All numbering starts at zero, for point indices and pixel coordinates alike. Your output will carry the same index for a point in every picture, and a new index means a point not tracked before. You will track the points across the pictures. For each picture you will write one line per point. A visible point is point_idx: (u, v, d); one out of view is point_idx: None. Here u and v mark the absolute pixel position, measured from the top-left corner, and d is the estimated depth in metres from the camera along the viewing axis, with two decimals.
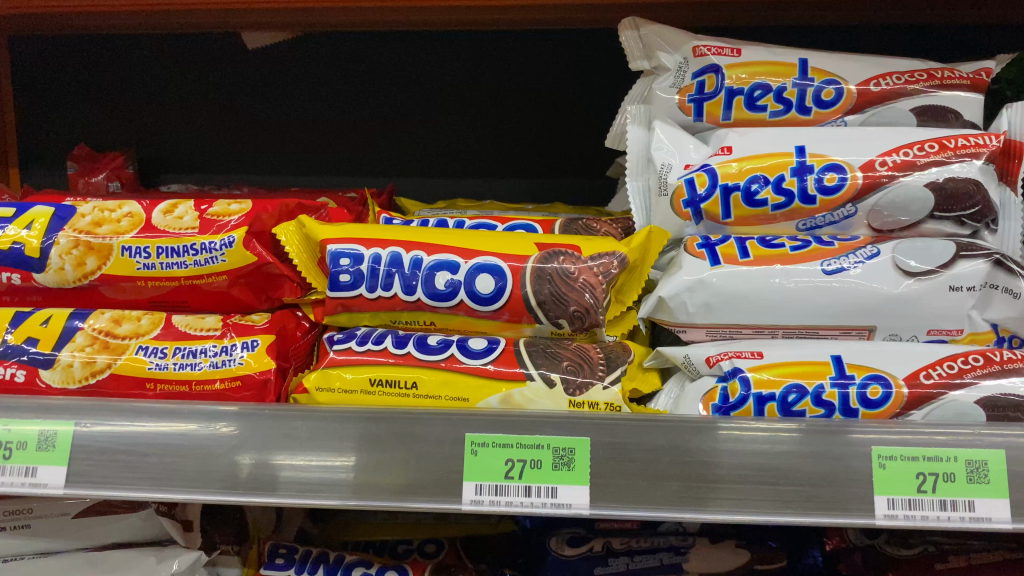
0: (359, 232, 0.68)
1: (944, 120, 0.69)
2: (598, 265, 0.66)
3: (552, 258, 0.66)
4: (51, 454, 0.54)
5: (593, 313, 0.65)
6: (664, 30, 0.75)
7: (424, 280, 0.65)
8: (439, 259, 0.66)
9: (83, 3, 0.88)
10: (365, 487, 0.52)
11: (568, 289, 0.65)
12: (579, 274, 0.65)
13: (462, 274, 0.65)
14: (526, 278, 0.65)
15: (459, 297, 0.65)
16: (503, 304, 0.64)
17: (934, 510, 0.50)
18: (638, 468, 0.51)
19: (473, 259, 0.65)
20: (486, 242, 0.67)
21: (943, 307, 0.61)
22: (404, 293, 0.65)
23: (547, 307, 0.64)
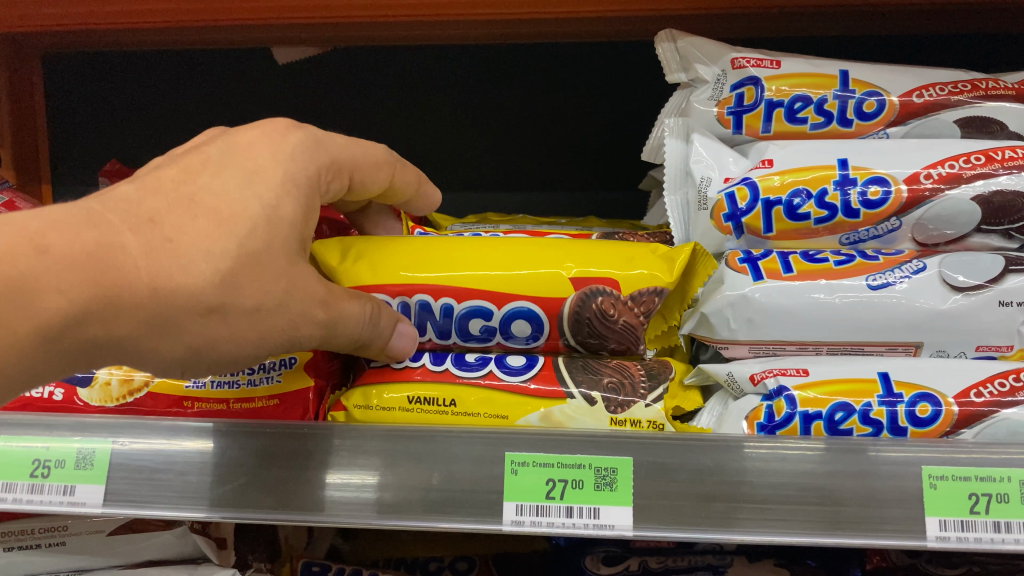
0: (387, 273, 0.64)
1: (988, 131, 0.68)
2: (639, 304, 0.63)
3: (591, 298, 0.63)
4: (88, 473, 0.53)
5: (632, 344, 0.65)
6: (701, 41, 0.75)
7: (456, 325, 0.64)
8: (471, 306, 0.63)
9: (117, 21, 0.89)
10: (404, 507, 0.51)
11: (607, 331, 0.63)
12: (619, 316, 0.63)
13: (496, 319, 0.63)
14: (564, 321, 0.63)
15: (495, 338, 0.64)
16: (541, 343, 0.65)
17: (988, 532, 0.48)
18: (683, 488, 0.50)
19: (507, 306, 0.63)
20: (519, 278, 0.63)
21: (993, 323, 0.59)
22: (438, 335, 0.65)
23: (584, 343, 0.64)
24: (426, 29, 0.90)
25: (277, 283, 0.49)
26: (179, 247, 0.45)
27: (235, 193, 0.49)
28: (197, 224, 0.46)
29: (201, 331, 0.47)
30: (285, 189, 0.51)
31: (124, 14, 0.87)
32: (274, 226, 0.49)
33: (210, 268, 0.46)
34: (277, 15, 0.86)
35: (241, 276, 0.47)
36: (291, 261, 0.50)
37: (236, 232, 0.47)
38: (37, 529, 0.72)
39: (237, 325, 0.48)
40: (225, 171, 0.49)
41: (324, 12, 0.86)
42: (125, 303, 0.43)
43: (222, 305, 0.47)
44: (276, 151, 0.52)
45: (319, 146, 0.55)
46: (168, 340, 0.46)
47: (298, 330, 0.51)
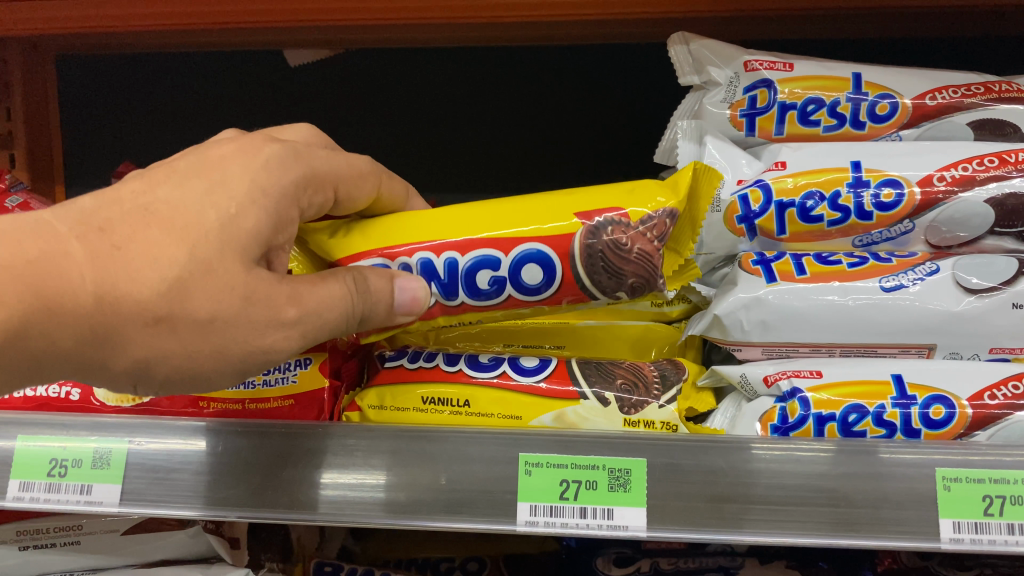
0: (380, 240, 0.62)
1: (1002, 133, 0.68)
2: (651, 229, 0.60)
3: (599, 230, 0.60)
4: (106, 472, 0.54)
5: (653, 280, 0.61)
6: (715, 44, 0.75)
7: (463, 282, 0.61)
8: (476, 257, 0.60)
9: (130, 23, 0.89)
10: (417, 507, 0.51)
11: (622, 264, 0.60)
12: (632, 244, 0.59)
13: (505, 267, 0.60)
14: (577, 258, 0.60)
15: (506, 289, 0.61)
16: (557, 285, 0.61)
17: (1002, 533, 0.48)
18: (697, 489, 0.50)
19: (514, 251, 0.60)
20: (517, 220, 0.61)
21: (1006, 325, 0.59)
22: (445, 298, 0.62)
23: (603, 287, 0.61)
24: (438, 31, 0.91)
25: (235, 294, 0.45)
26: (127, 255, 0.44)
27: (196, 205, 0.46)
28: (148, 233, 0.44)
29: (151, 344, 0.44)
30: (255, 200, 0.48)
31: (138, 16, 0.87)
32: (235, 235, 0.46)
33: (156, 277, 0.44)
34: (289, 18, 0.87)
35: (191, 288, 0.44)
36: (254, 271, 0.47)
37: (189, 241, 0.45)
38: (51, 528, 0.72)
39: (191, 339, 0.45)
40: (188, 182, 0.47)
41: (337, 15, 0.86)
42: (62, 311, 0.42)
43: (171, 316, 0.44)
44: (251, 162, 0.49)
45: (297, 157, 0.52)
46: (116, 354, 0.45)
47: (266, 337, 0.47)
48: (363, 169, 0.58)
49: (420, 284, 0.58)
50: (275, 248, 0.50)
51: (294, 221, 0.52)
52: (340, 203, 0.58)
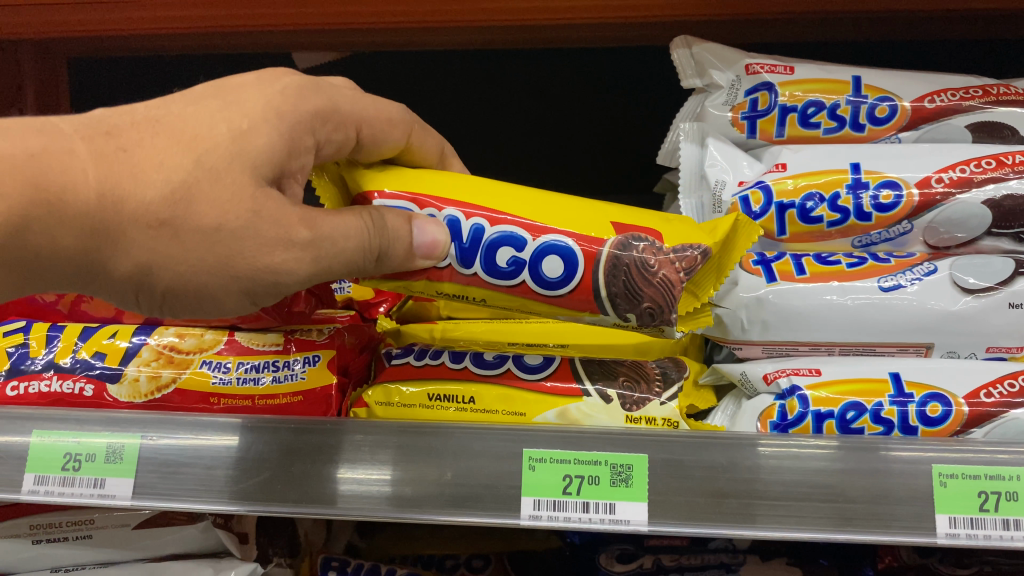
0: (416, 188, 0.59)
1: (1000, 137, 0.69)
2: (680, 259, 0.58)
3: (631, 245, 0.57)
4: (119, 466, 0.55)
5: (667, 311, 0.58)
6: (717, 47, 0.76)
7: (483, 253, 0.57)
8: (504, 231, 0.57)
9: (140, 26, 0.90)
10: (422, 500, 0.53)
11: (643, 284, 0.57)
12: (659, 268, 0.57)
13: (528, 253, 0.57)
14: (600, 266, 0.57)
15: (522, 278, 0.58)
16: (570, 291, 0.58)
17: (996, 529, 0.49)
18: (698, 485, 0.51)
19: (542, 239, 0.57)
20: (559, 212, 0.58)
21: (1003, 325, 0.60)
22: (459, 264, 0.58)
23: (617, 301, 0.58)
24: (442, 36, 0.92)
25: (241, 205, 0.46)
26: (134, 157, 0.45)
27: (208, 118, 0.48)
28: (156, 140, 0.46)
29: (153, 248, 0.45)
30: (268, 118, 0.49)
31: (148, 19, 0.89)
32: (243, 147, 0.47)
33: (162, 180, 0.45)
34: (294, 22, 0.88)
35: (196, 192, 0.45)
36: (262, 187, 0.47)
37: (197, 151, 0.46)
38: (64, 522, 0.73)
39: (193, 246, 0.46)
40: (205, 102, 0.49)
41: (341, 20, 0.87)
42: (64, 206, 0.44)
43: (173, 222, 0.45)
44: (269, 87, 0.51)
45: (317, 91, 0.54)
46: (119, 257, 0.46)
47: (274, 256, 0.47)
48: (390, 115, 0.59)
49: (441, 229, 0.56)
50: (289, 174, 0.50)
51: (310, 153, 0.52)
52: (364, 148, 0.58)
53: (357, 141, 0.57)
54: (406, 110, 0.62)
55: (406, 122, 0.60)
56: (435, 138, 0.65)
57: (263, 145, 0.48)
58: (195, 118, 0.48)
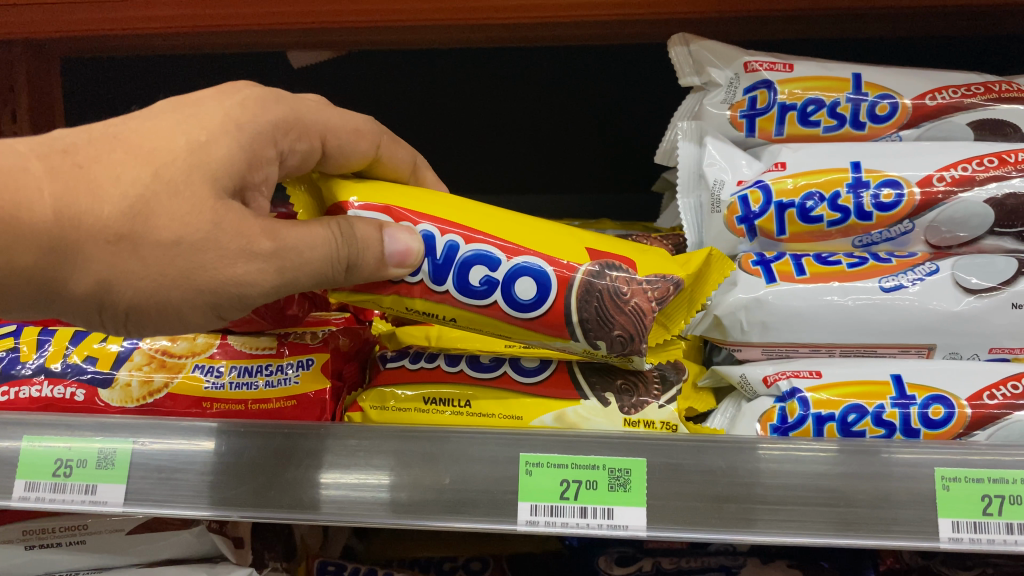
0: (388, 199, 0.58)
1: (1002, 133, 0.68)
2: (652, 289, 0.58)
3: (605, 272, 0.58)
4: (110, 472, 0.55)
5: (638, 340, 0.57)
6: (716, 45, 0.75)
7: (456, 270, 0.57)
8: (478, 249, 0.57)
9: (132, 26, 0.89)
10: (417, 506, 0.52)
11: (615, 311, 0.57)
12: (631, 297, 0.57)
13: (501, 273, 0.57)
14: (572, 291, 0.57)
15: (493, 299, 0.57)
16: (537, 318, 0.57)
17: (1000, 533, 0.49)
18: (697, 489, 0.50)
19: (516, 259, 0.57)
20: (534, 235, 0.58)
21: (1006, 325, 0.59)
22: (431, 281, 0.57)
23: (589, 327, 0.57)
24: (433, 35, 0.91)
25: (202, 218, 0.45)
26: (90, 174, 0.44)
27: (165, 131, 0.47)
28: (113, 155, 0.45)
29: (113, 264, 0.44)
30: (227, 131, 0.49)
31: (138, 19, 0.88)
32: (203, 158, 0.47)
33: (119, 194, 0.44)
34: (288, 21, 0.87)
35: (155, 206, 0.45)
36: (222, 200, 0.47)
37: (156, 164, 0.45)
38: (57, 528, 0.73)
39: (155, 260, 0.45)
40: (161, 116, 0.48)
41: (335, 18, 0.86)
42: (21, 224, 0.42)
43: (133, 236, 0.44)
44: (227, 99, 0.51)
45: (279, 101, 0.54)
46: (79, 275, 0.44)
47: (236, 267, 0.46)
48: (358, 126, 0.60)
49: (414, 237, 0.55)
50: (252, 187, 0.50)
51: (273, 164, 0.52)
52: (332, 158, 0.58)
53: (325, 151, 0.57)
54: (375, 123, 0.62)
55: (375, 132, 0.61)
56: (407, 150, 0.66)
57: (223, 155, 0.48)
58: (150, 132, 0.47)
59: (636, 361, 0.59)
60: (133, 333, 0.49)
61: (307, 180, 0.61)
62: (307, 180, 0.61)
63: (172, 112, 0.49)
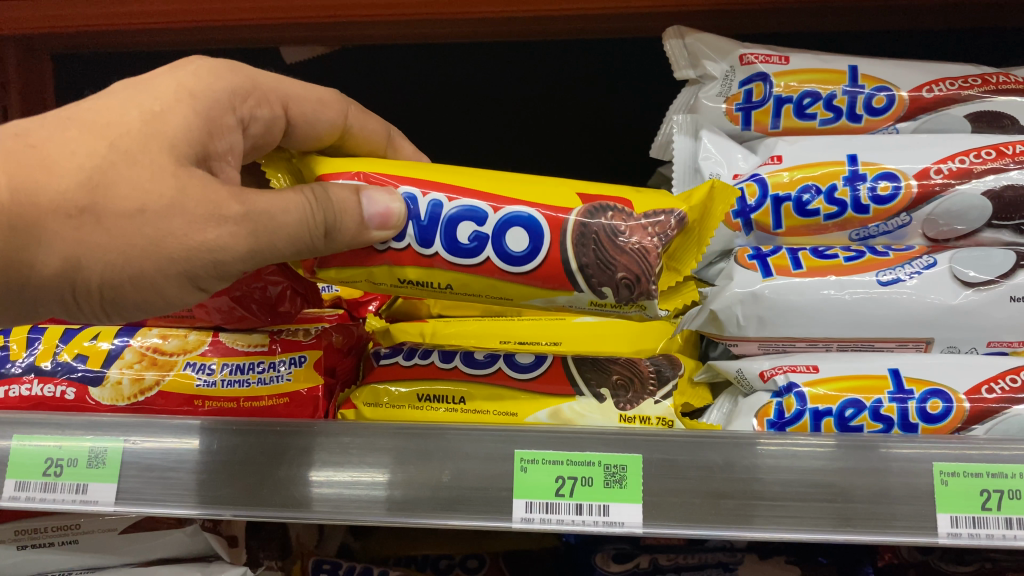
0: (363, 166, 0.58)
1: (999, 126, 0.67)
2: (652, 225, 0.57)
3: (600, 213, 0.57)
4: (101, 471, 0.54)
5: (644, 280, 0.57)
6: (709, 37, 0.75)
7: (442, 230, 0.56)
8: (462, 206, 0.57)
9: (123, 21, 0.89)
10: (410, 503, 0.51)
11: (615, 253, 0.56)
12: (630, 235, 0.57)
13: (490, 226, 0.56)
14: (568, 235, 0.56)
15: (485, 254, 0.56)
16: (538, 265, 0.56)
17: (1000, 528, 0.48)
18: (694, 485, 0.50)
19: (503, 210, 0.57)
20: (518, 188, 0.58)
21: (1005, 318, 0.59)
22: (418, 244, 0.56)
23: (589, 272, 0.56)
24: (427, 29, 0.90)
25: (164, 184, 0.47)
26: (45, 152, 0.46)
27: (118, 106, 0.49)
28: (66, 133, 0.47)
29: (79, 238, 0.46)
30: (181, 100, 0.51)
31: (128, 15, 0.87)
32: (158, 128, 0.49)
33: (76, 168, 0.46)
34: (282, 15, 0.86)
35: (114, 176, 0.46)
36: (184, 166, 0.49)
37: (110, 136, 0.47)
38: (50, 528, 0.72)
39: (120, 231, 0.46)
40: (112, 95, 0.50)
41: (329, 12, 0.86)
42: None
43: (94, 207, 0.46)
44: (181, 72, 0.54)
45: (235, 71, 0.57)
46: (45, 253, 0.46)
47: (207, 232, 0.47)
48: (320, 97, 0.63)
49: (393, 198, 0.55)
50: (216, 155, 0.52)
51: (236, 132, 0.55)
52: (299, 128, 0.61)
53: (289, 121, 0.60)
54: (340, 96, 0.66)
55: (339, 102, 0.64)
56: (377, 121, 0.68)
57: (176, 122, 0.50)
58: (103, 109, 0.49)
59: (648, 309, 0.58)
60: (110, 315, 0.51)
61: (282, 165, 0.62)
62: (282, 156, 0.63)
63: (121, 91, 0.51)
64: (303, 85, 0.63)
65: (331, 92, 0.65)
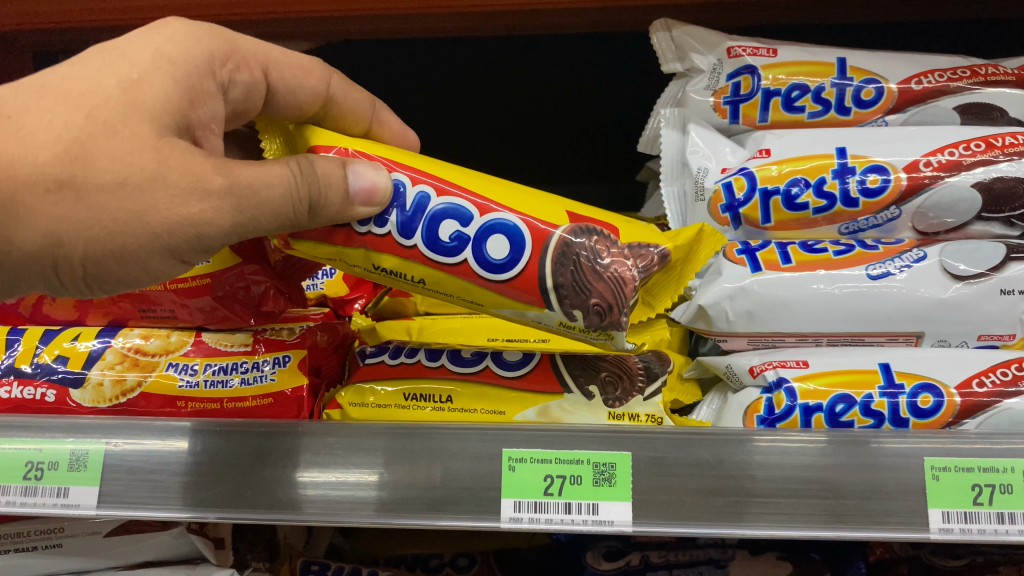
0: (349, 142, 0.57)
1: (990, 117, 0.67)
2: (635, 259, 0.56)
3: (586, 237, 0.56)
4: (83, 474, 0.53)
5: (616, 310, 0.56)
6: (698, 30, 0.74)
7: (425, 223, 0.56)
8: (449, 202, 0.56)
9: (101, 19, 0.87)
10: (395, 503, 0.51)
11: (593, 278, 0.55)
12: (611, 264, 0.56)
13: (473, 229, 0.56)
14: (547, 253, 0.55)
15: (463, 257, 0.56)
16: (511, 278, 0.55)
17: (991, 523, 0.48)
18: (683, 483, 0.49)
19: (489, 214, 0.56)
20: (511, 194, 0.57)
21: (995, 312, 0.58)
22: (399, 235, 0.56)
23: (563, 293, 0.55)
24: (414, 24, 0.89)
25: (145, 156, 0.47)
26: (19, 123, 0.46)
27: (95, 73, 0.49)
28: (43, 102, 0.47)
29: (57, 213, 0.46)
30: (160, 67, 0.51)
31: (112, 11, 0.85)
32: (136, 96, 0.49)
33: (52, 139, 0.46)
34: (265, 11, 0.85)
35: (93, 147, 0.46)
36: (165, 137, 0.48)
37: (89, 106, 0.47)
38: (33, 531, 0.71)
39: (100, 207, 0.46)
40: (85, 60, 0.50)
41: (311, 7, 0.85)
42: None
43: (73, 182, 0.45)
44: (156, 36, 0.53)
45: (213, 33, 0.57)
46: (24, 230, 0.46)
47: (190, 206, 0.47)
48: (302, 64, 0.64)
49: (381, 174, 0.54)
50: (198, 124, 0.52)
51: (215, 98, 0.55)
52: (280, 94, 0.62)
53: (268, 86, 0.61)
54: (330, 68, 0.65)
55: (322, 70, 0.64)
56: (364, 92, 0.67)
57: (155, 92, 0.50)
58: (77, 76, 0.48)
59: (616, 340, 0.57)
60: (95, 288, 0.51)
61: (277, 130, 0.62)
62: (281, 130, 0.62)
63: (96, 56, 0.50)
64: (286, 54, 0.64)
65: (316, 62, 0.66)
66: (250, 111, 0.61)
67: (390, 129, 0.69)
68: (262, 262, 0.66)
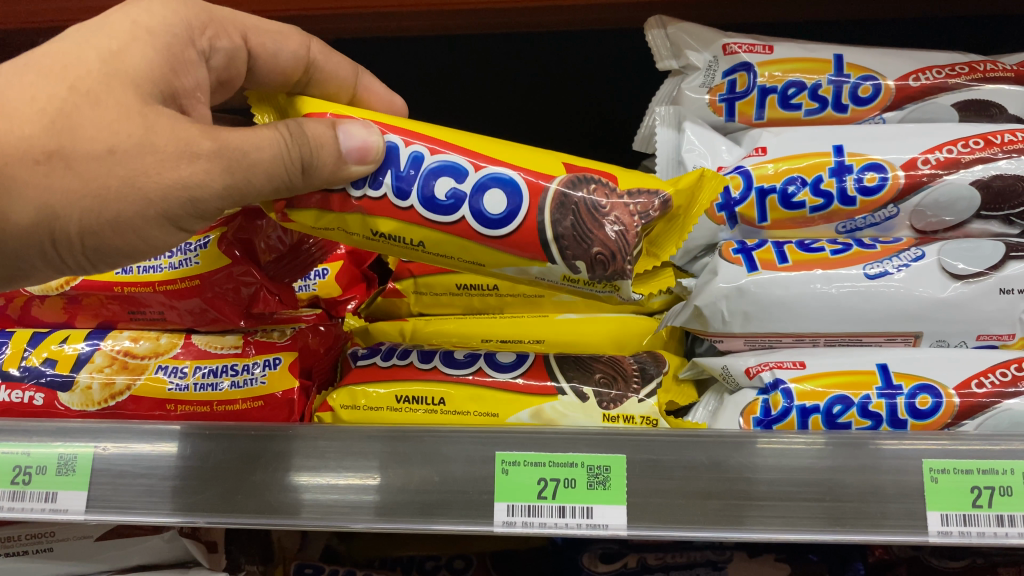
0: (339, 109, 0.56)
1: (987, 114, 0.67)
2: (634, 204, 0.56)
3: (584, 183, 0.56)
4: (70, 479, 0.52)
5: (620, 258, 0.55)
6: (693, 27, 0.73)
7: (421, 181, 0.55)
8: (443, 160, 0.55)
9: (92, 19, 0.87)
10: (388, 507, 0.50)
11: (593, 225, 0.54)
12: (611, 210, 0.55)
13: (468, 184, 0.55)
14: (547, 202, 0.55)
15: (461, 213, 0.55)
16: (513, 229, 0.54)
17: (990, 525, 0.47)
18: (679, 485, 0.48)
19: (484, 168, 0.55)
20: (504, 150, 0.57)
21: (994, 311, 0.58)
22: (394, 196, 0.55)
23: (565, 243, 0.55)
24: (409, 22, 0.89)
25: (131, 123, 0.46)
26: (3, 99, 0.45)
27: (72, 50, 0.48)
28: (25, 78, 0.46)
29: (50, 184, 0.45)
30: (138, 37, 0.51)
31: (113, 9, 0.84)
32: (118, 66, 0.48)
33: (37, 112, 0.45)
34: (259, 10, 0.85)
35: (78, 118, 0.46)
36: (150, 105, 0.48)
37: (71, 80, 0.47)
38: (23, 535, 0.70)
39: (91, 174, 0.46)
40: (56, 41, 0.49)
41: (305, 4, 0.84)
42: None
43: (62, 153, 0.45)
44: (133, 9, 0.53)
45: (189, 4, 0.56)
46: (19, 204, 0.45)
47: (180, 169, 0.47)
48: (280, 31, 0.64)
49: (371, 133, 0.53)
50: (184, 93, 0.52)
51: (198, 66, 0.54)
52: (260, 60, 0.62)
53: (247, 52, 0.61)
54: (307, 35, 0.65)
55: (302, 36, 0.64)
56: (344, 58, 0.67)
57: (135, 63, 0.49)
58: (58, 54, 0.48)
59: (622, 290, 0.56)
60: (97, 263, 0.51)
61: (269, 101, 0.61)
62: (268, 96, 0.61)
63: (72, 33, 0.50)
64: (263, 21, 0.65)
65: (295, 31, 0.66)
66: (232, 80, 0.62)
67: (375, 95, 0.68)
68: (251, 263, 0.65)
